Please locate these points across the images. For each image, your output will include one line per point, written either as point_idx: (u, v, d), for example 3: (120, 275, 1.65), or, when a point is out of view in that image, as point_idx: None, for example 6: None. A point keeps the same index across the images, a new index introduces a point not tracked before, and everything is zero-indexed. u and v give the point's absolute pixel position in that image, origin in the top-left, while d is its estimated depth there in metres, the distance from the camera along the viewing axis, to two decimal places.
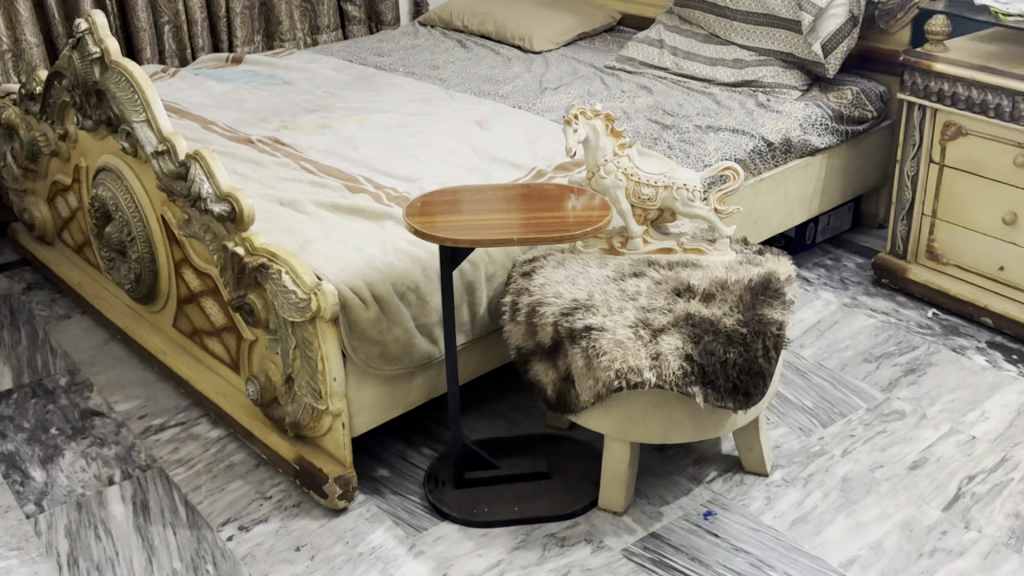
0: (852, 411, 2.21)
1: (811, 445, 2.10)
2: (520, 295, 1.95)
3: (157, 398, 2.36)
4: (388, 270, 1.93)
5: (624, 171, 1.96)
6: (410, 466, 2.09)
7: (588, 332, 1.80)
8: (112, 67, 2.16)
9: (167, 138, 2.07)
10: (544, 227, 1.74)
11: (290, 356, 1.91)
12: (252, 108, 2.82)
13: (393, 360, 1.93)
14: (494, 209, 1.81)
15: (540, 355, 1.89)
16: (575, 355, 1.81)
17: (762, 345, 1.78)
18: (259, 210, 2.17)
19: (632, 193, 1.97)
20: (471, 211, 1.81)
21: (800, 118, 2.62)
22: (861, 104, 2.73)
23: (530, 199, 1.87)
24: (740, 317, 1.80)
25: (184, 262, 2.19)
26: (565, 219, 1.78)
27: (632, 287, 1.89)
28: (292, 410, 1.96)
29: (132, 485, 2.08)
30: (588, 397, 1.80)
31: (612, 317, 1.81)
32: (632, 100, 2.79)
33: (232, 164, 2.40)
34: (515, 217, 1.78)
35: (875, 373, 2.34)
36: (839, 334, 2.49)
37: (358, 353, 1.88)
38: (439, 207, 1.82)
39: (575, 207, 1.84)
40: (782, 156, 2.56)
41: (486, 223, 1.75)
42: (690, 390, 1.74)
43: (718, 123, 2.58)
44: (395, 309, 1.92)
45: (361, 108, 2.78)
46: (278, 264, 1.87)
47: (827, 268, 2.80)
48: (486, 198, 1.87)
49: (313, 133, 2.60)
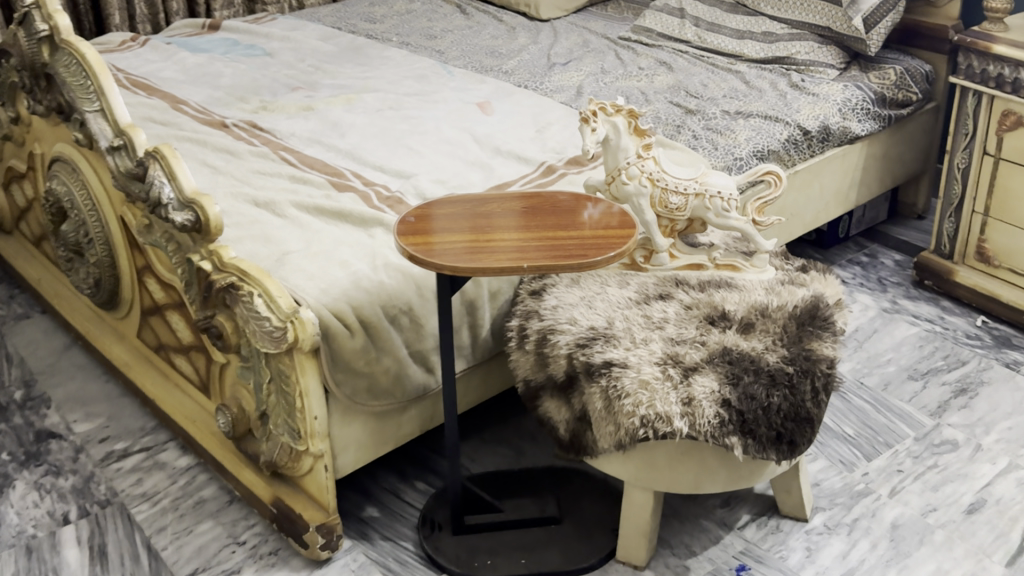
0: (899, 441, 1.97)
1: (855, 484, 1.87)
2: (529, 319, 1.70)
3: (121, 417, 2.12)
4: (377, 291, 1.67)
5: (648, 176, 1.70)
6: (403, 505, 1.85)
7: (609, 369, 1.55)
8: (62, 47, 1.89)
9: (123, 131, 1.80)
10: (559, 249, 1.48)
11: (263, 390, 1.66)
12: (228, 85, 2.54)
13: (383, 394, 1.68)
14: (502, 224, 1.55)
15: (552, 391, 1.65)
16: (594, 395, 1.57)
17: (811, 387, 1.54)
18: (231, 212, 1.91)
19: (658, 202, 1.71)
20: (474, 227, 1.54)
21: (839, 102, 2.35)
22: (905, 85, 2.45)
23: (542, 211, 1.60)
24: (785, 353, 1.55)
25: (148, 271, 1.94)
26: (584, 237, 1.52)
27: (658, 313, 1.64)
28: (267, 448, 1.72)
29: (90, 526, 1.85)
30: (608, 444, 1.56)
31: (636, 352, 1.57)
32: (651, 78, 2.52)
33: (204, 155, 2.14)
34: (524, 236, 1.51)
35: (922, 394, 2.10)
36: (879, 347, 2.24)
37: (343, 389, 1.63)
38: (437, 221, 1.56)
39: (594, 220, 1.57)
40: (819, 146, 2.30)
41: (492, 245, 1.49)
42: (728, 441, 1.49)
43: (749, 108, 2.31)
44: (386, 336, 1.67)
45: (350, 86, 2.51)
46: (250, 285, 1.63)
47: (863, 266, 2.55)
48: (491, 209, 1.60)
49: (295, 116, 2.33)
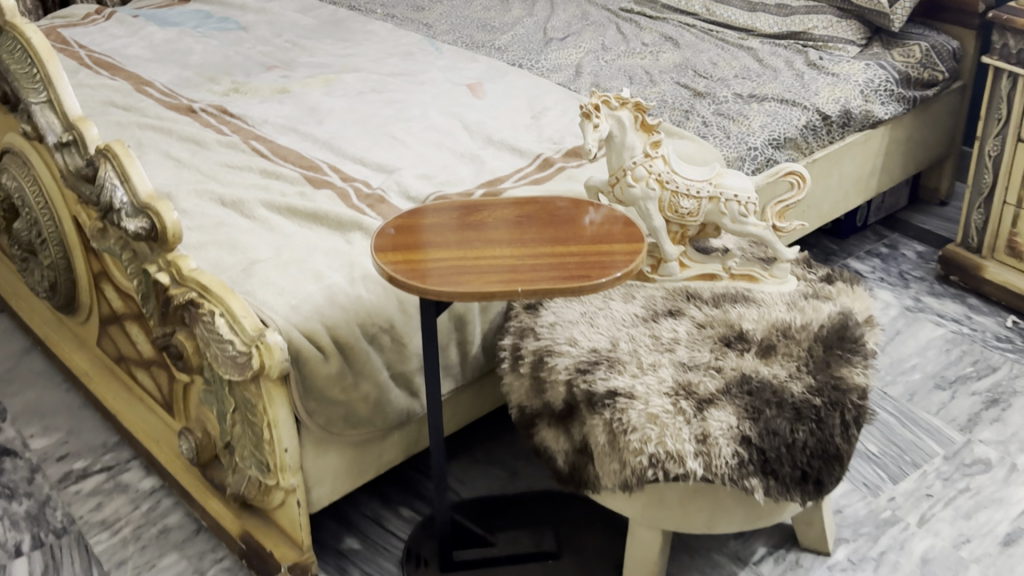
0: (927, 460, 1.81)
1: (881, 511, 1.71)
2: (524, 338, 1.53)
3: (82, 431, 1.96)
4: (354, 308, 1.50)
5: (656, 177, 1.52)
6: (386, 535, 1.69)
7: (613, 400, 1.38)
8: (7, 30, 1.70)
9: (72, 125, 1.62)
10: (558, 268, 1.30)
11: (227, 419, 1.49)
12: (198, 63, 2.35)
13: (362, 422, 1.51)
14: (494, 236, 1.37)
15: (549, 419, 1.48)
16: (597, 428, 1.40)
17: (841, 421, 1.37)
18: (194, 212, 1.73)
19: (667, 206, 1.54)
20: (463, 239, 1.36)
21: (860, 83, 2.16)
22: (931, 63, 2.26)
23: (538, 220, 1.42)
24: (811, 381, 1.38)
25: (105, 277, 1.76)
26: (586, 251, 1.34)
27: (668, 333, 1.47)
28: (234, 480, 1.55)
29: (43, 559, 1.69)
30: (612, 482, 1.40)
31: (644, 380, 1.40)
32: (655, 56, 2.33)
33: (168, 145, 1.95)
34: (518, 252, 1.33)
35: (950, 405, 1.94)
36: (902, 351, 2.08)
37: (316, 418, 1.46)
38: (420, 232, 1.38)
39: (598, 231, 1.39)
40: (839, 131, 2.12)
41: (483, 262, 1.31)
42: (748, 484, 1.33)
43: (762, 90, 2.12)
44: (364, 359, 1.50)
45: (330, 65, 2.32)
46: (211, 302, 1.45)
47: (883, 258, 2.38)
48: (483, 217, 1.42)
49: (269, 100, 2.14)
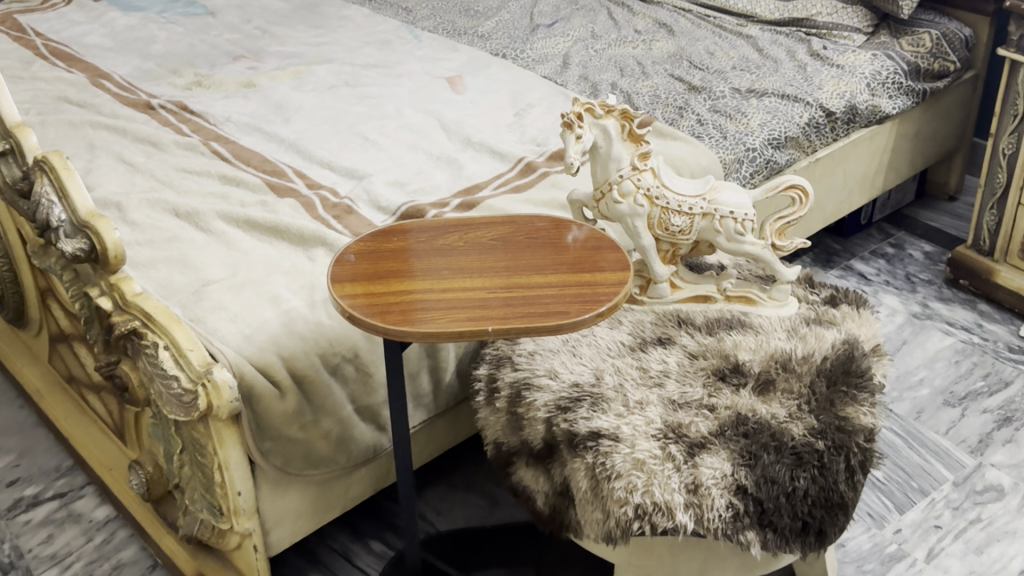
0: (936, 487, 1.69)
1: (886, 545, 1.59)
2: (500, 368, 1.40)
3: (34, 454, 1.83)
4: (314, 336, 1.37)
5: (645, 192, 1.40)
6: (353, 573, 1.57)
7: (596, 442, 1.26)
8: None
9: (9, 133, 1.49)
10: (535, 302, 1.17)
11: (176, 459, 1.36)
12: (160, 53, 2.20)
13: (323, 461, 1.39)
14: (466, 263, 1.24)
15: (527, 458, 1.35)
16: (578, 473, 1.27)
17: (846, 466, 1.24)
18: (146, 224, 1.59)
19: (656, 223, 1.41)
20: (431, 266, 1.23)
21: (867, 75, 2.02)
22: (942, 52, 2.12)
23: (517, 243, 1.29)
24: (813, 422, 1.26)
25: (51, 293, 1.63)
26: (566, 281, 1.21)
27: (657, 365, 1.34)
28: (186, 521, 1.43)
29: None
30: (595, 532, 1.27)
31: (629, 420, 1.27)
32: (648, 45, 2.19)
33: (122, 147, 1.81)
34: (492, 282, 1.21)
35: (960, 424, 1.81)
36: (909, 363, 1.95)
37: (272, 458, 1.34)
38: (384, 257, 1.25)
39: (581, 256, 1.26)
40: (844, 128, 1.98)
41: (452, 294, 1.18)
42: (743, 538, 1.20)
43: (762, 84, 1.99)
44: (325, 393, 1.37)
45: (301, 55, 2.18)
46: (156, 334, 1.32)
47: (889, 259, 2.25)
48: (456, 239, 1.29)
49: (233, 95, 2.00)
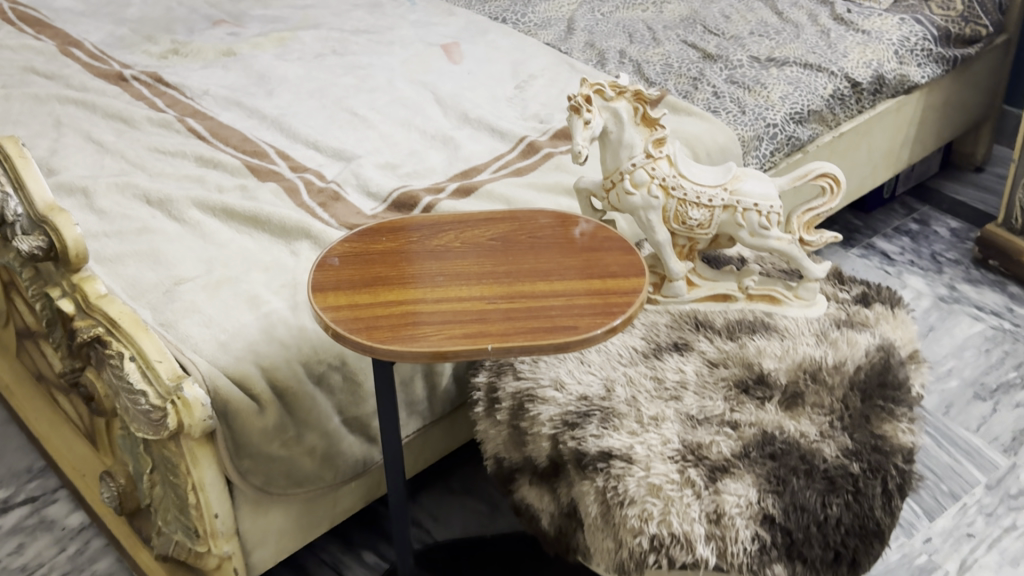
0: (968, 491, 1.58)
1: (916, 557, 1.49)
2: (500, 376, 1.28)
3: (3, 454, 1.72)
4: (296, 343, 1.25)
5: (660, 182, 1.26)
6: None
7: (607, 463, 1.14)
8: None
9: None
10: (540, 315, 1.05)
11: (146, 478, 1.25)
12: (135, 18, 2.06)
13: (309, 478, 1.28)
14: (464, 269, 1.12)
15: (531, 476, 1.23)
16: (587, 496, 1.15)
17: (883, 491, 1.12)
18: (115, 212, 1.46)
19: (673, 216, 1.28)
20: (424, 272, 1.11)
21: (894, 42, 1.88)
22: (974, 15, 1.97)
23: (520, 243, 1.16)
24: (847, 442, 1.14)
25: (13, 287, 1.51)
26: (575, 289, 1.08)
27: (673, 375, 1.22)
28: (161, 541, 1.31)
29: None
30: (605, 561, 1.15)
31: (644, 438, 1.15)
32: (659, 7, 2.06)
33: (91, 124, 1.67)
34: (492, 291, 1.08)
35: (992, 421, 1.70)
36: (936, 352, 1.83)
37: (252, 478, 1.22)
38: (372, 261, 1.12)
39: (591, 258, 1.13)
40: (870, 99, 1.84)
41: (447, 306, 1.06)
42: (769, 571, 1.08)
43: (782, 51, 1.85)
44: (310, 406, 1.25)
45: (287, 20, 2.04)
46: (121, 342, 1.20)
47: (913, 236, 2.12)
48: (453, 239, 1.17)
49: (212, 65, 1.86)
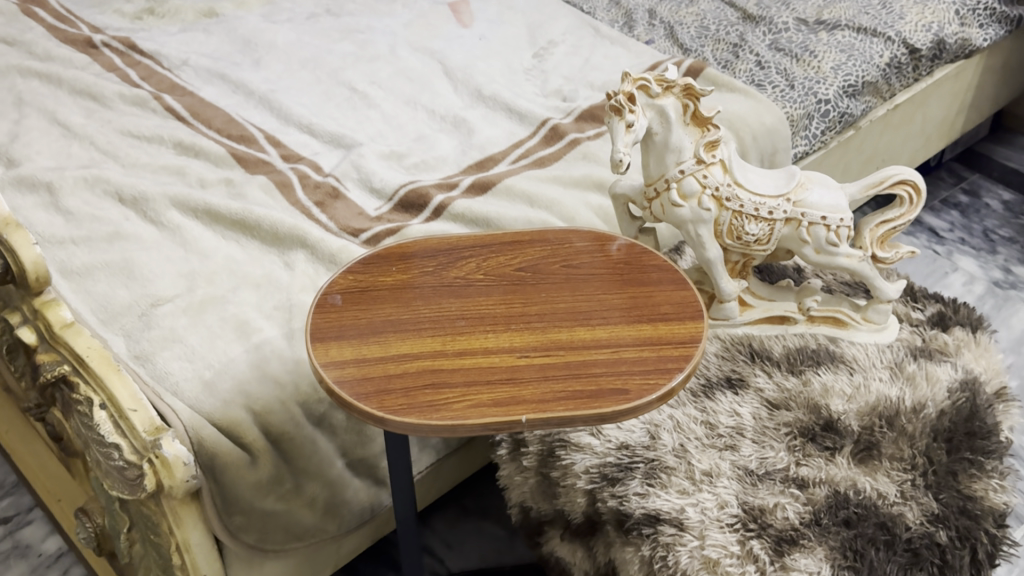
0: None
1: None
2: None
3: None
4: (292, 381, 1.08)
5: (712, 193, 1.08)
6: None
7: (654, 529, 0.98)
8: None
9: None
10: (582, 373, 0.88)
11: (124, 532, 1.09)
12: None
13: (310, 531, 1.13)
14: (488, 309, 0.95)
15: (564, 531, 1.08)
16: (630, 564, 1.00)
17: (972, 563, 0.97)
18: (83, 212, 1.28)
19: (726, 231, 1.10)
20: (442, 314, 0.94)
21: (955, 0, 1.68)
22: None
23: (554, 274, 0.99)
24: (932, 505, 0.98)
25: None
26: (623, 339, 0.91)
27: (727, 420, 1.06)
28: None
29: None
30: None
31: (697, 500, 0.99)
32: None
33: (56, 102, 1.48)
34: (523, 340, 0.91)
35: None
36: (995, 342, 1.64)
37: (245, 535, 1.07)
38: (380, 299, 0.95)
39: (639, 294, 0.96)
40: (928, 66, 1.65)
41: (471, 361, 0.89)
42: None
43: (830, 11, 1.67)
44: (310, 452, 1.09)
45: None
46: (90, 386, 1.03)
47: (962, 209, 1.95)
48: (474, 269, 0.99)
49: (191, 28, 1.67)
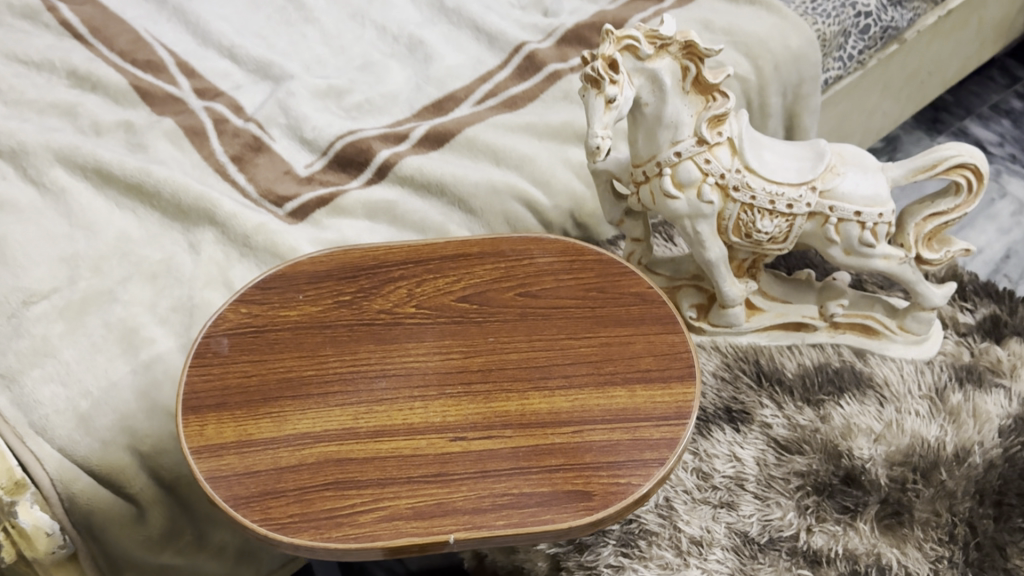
0: None
1: None
2: None
3: None
4: None
5: (717, 181, 0.85)
6: None
7: None
8: None
9: None
10: (531, 467, 0.67)
11: None
12: None
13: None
14: (416, 361, 0.73)
15: None
16: None
17: None
18: None
19: (733, 226, 0.87)
20: (356, 370, 0.73)
21: None
22: None
23: (505, 307, 0.77)
24: None
25: None
26: (589, 411, 0.70)
27: (725, 468, 0.86)
28: None
29: None
30: None
31: None
32: None
33: None
34: (459, 411, 0.70)
35: None
36: None
37: None
38: (278, 348, 0.74)
39: (612, 338, 0.75)
40: None
41: (386, 445, 0.68)
42: None
43: None
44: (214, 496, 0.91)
45: None
46: None
47: (1015, 118, 1.69)
48: (403, 297, 0.78)
49: None
